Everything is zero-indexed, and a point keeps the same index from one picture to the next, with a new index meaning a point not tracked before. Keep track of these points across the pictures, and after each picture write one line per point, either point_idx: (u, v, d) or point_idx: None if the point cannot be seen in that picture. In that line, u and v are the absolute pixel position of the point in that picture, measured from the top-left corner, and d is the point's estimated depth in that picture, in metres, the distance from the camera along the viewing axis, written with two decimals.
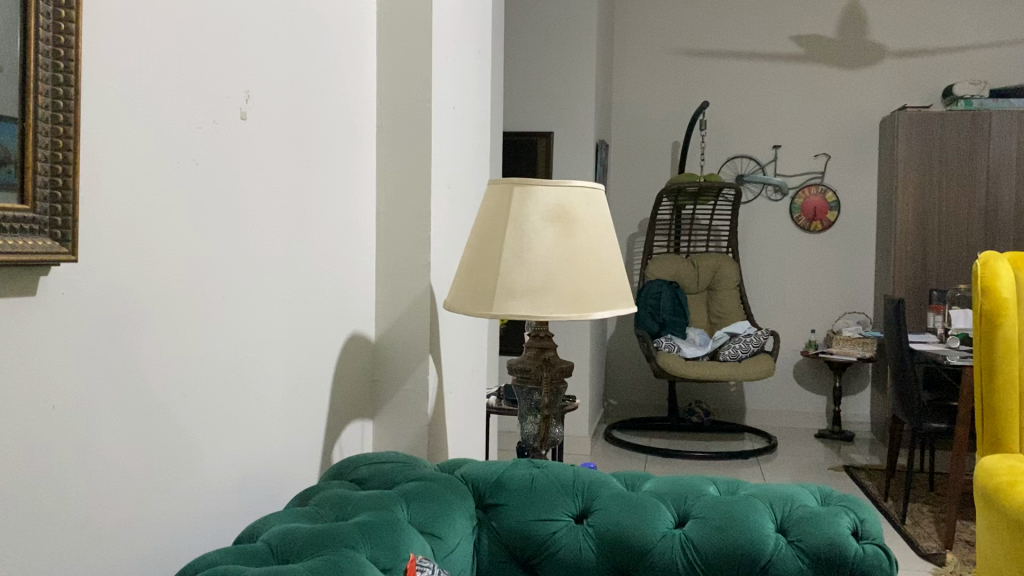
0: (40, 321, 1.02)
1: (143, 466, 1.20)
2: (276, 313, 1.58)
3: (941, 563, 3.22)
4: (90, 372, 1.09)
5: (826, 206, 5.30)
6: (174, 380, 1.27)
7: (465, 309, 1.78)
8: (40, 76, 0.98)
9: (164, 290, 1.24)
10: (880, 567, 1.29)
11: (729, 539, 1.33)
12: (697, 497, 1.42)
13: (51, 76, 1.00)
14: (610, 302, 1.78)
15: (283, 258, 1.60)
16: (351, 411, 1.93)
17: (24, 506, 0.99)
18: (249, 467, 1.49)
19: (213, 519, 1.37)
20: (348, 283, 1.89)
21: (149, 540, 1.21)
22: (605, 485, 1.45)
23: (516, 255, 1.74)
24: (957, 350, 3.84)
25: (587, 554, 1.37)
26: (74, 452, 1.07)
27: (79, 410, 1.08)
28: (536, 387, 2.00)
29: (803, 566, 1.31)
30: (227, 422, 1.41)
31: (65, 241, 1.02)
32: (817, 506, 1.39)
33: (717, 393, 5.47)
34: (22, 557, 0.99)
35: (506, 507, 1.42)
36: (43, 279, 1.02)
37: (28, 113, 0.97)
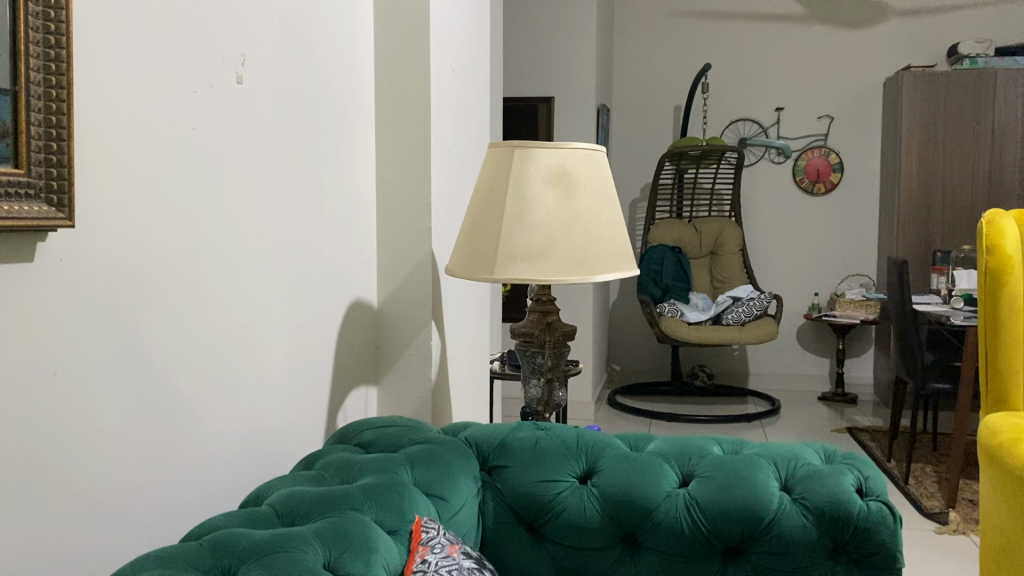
0: (39, 289, 1.02)
1: (144, 433, 1.20)
2: (277, 281, 1.57)
3: (943, 522, 3.24)
4: (90, 339, 1.09)
5: (829, 168, 5.26)
6: (175, 348, 1.26)
7: (467, 274, 1.77)
8: (30, 38, 0.96)
9: (164, 257, 1.24)
10: (885, 523, 1.29)
11: (733, 497, 1.33)
12: (702, 457, 1.42)
13: (42, 38, 0.98)
14: (613, 265, 1.77)
15: (283, 226, 1.59)
16: (354, 377, 1.93)
17: (29, 474, 1.00)
18: (253, 433, 1.49)
19: (218, 484, 1.38)
20: (349, 249, 1.88)
21: (155, 506, 1.21)
22: (609, 446, 1.45)
23: (518, 218, 1.73)
24: (961, 310, 3.83)
25: (591, 514, 1.37)
26: (76, 419, 1.07)
27: (80, 379, 1.07)
28: (539, 351, 1.99)
29: (806, 523, 1.31)
30: (229, 389, 1.41)
31: (61, 206, 1.01)
32: (821, 464, 1.39)
33: (720, 357, 5.48)
34: (28, 524, 0.99)
35: (511, 469, 1.43)
36: (41, 245, 1.01)
37: (19, 76, 0.96)
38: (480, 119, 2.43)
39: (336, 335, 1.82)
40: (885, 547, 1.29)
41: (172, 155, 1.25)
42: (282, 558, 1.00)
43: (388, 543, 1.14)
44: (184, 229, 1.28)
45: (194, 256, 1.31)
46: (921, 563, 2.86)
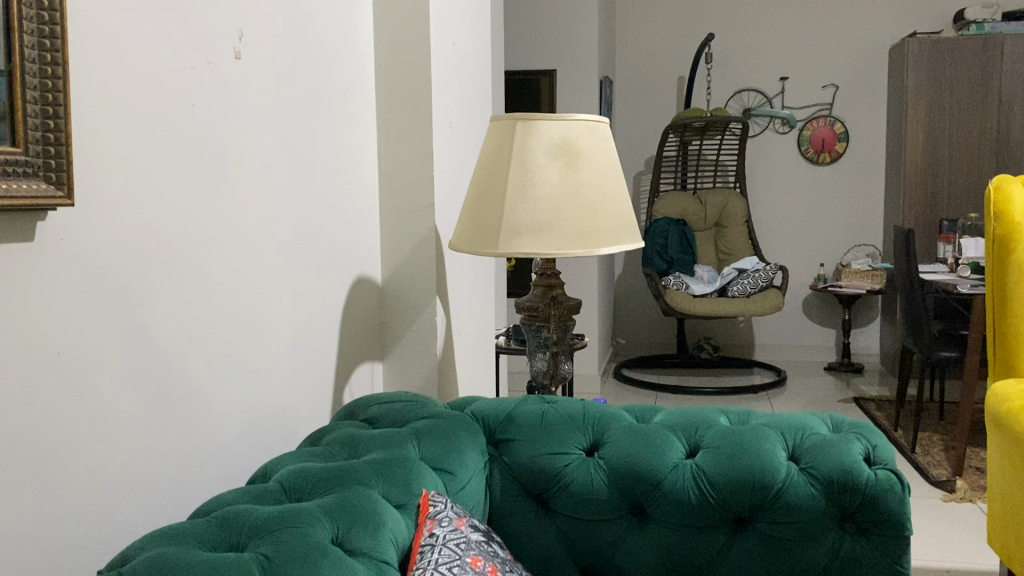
0: (41, 268, 1.01)
1: (150, 411, 1.19)
2: (280, 258, 1.56)
3: (950, 490, 3.24)
4: (93, 318, 1.09)
5: (834, 138, 5.21)
6: (179, 326, 1.26)
7: (470, 249, 1.76)
8: (24, 14, 0.95)
9: (165, 235, 1.23)
10: (893, 491, 1.29)
11: (741, 467, 1.33)
12: (709, 428, 1.42)
13: (36, 14, 0.96)
14: (617, 238, 1.76)
15: (286, 203, 1.58)
16: (360, 353, 1.93)
17: (35, 453, 1.00)
18: (259, 411, 1.49)
19: (225, 461, 1.38)
20: (352, 225, 1.87)
21: (162, 483, 1.22)
22: (615, 418, 1.45)
23: (521, 192, 1.72)
24: (968, 279, 3.81)
25: (598, 485, 1.37)
26: (82, 398, 1.07)
27: (84, 358, 1.07)
28: (544, 324, 1.99)
29: (814, 492, 1.31)
30: (234, 367, 1.41)
31: (60, 184, 1.00)
32: (829, 433, 1.39)
33: (726, 329, 5.48)
34: (36, 502, 0.99)
35: (517, 443, 1.43)
36: (41, 223, 1.01)
37: (13, 53, 0.94)
38: (482, 92, 2.41)
39: (341, 312, 1.81)
40: (893, 515, 1.29)
41: (171, 132, 1.24)
42: (290, 532, 1.00)
43: (396, 517, 1.14)
44: (185, 207, 1.27)
45: (197, 235, 1.30)
46: (928, 532, 2.87)
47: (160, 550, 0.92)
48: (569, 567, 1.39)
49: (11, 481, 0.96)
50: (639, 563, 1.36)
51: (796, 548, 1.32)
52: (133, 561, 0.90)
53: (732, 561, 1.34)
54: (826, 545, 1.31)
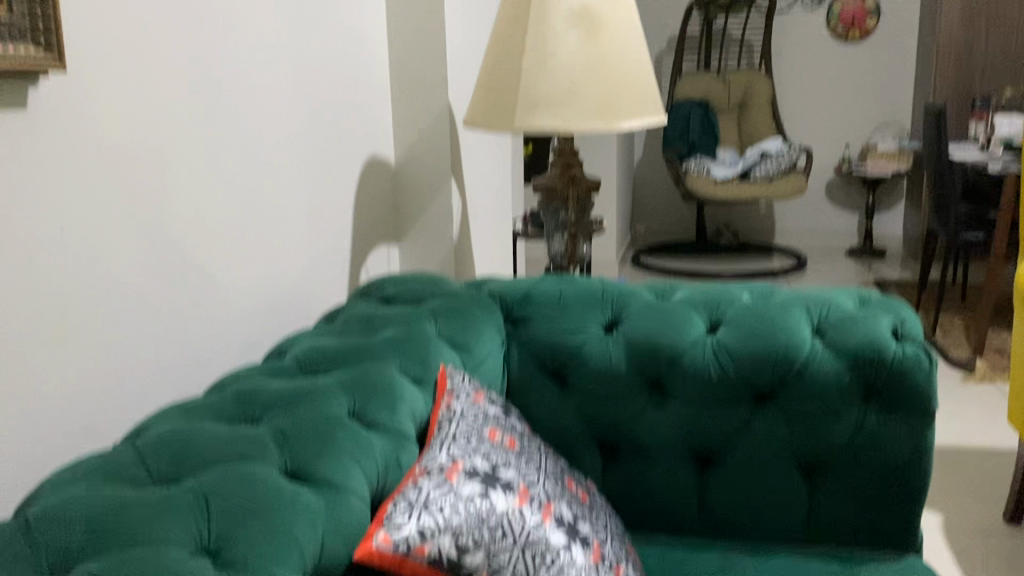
0: (35, 138, 0.96)
1: (160, 289, 1.17)
2: (289, 135, 1.50)
3: (971, 371, 3.23)
4: (95, 191, 1.05)
5: (865, 12, 4.97)
6: (186, 203, 1.22)
7: (486, 125, 1.69)
8: None
9: (166, 106, 1.17)
10: (920, 366, 1.26)
11: (763, 343, 1.30)
12: (731, 304, 1.38)
13: None
14: (639, 111, 1.68)
15: (293, 78, 1.51)
16: (375, 235, 1.89)
17: (44, 329, 0.98)
18: (273, 291, 1.47)
19: (239, 341, 1.37)
20: (363, 102, 1.80)
21: (176, 361, 1.20)
22: (635, 295, 1.42)
23: (537, 62, 1.63)
24: (1000, 158, 3.69)
25: (617, 362, 1.35)
26: (88, 274, 1.04)
27: (88, 233, 1.04)
28: (562, 205, 1.94)
29: (838, 367, 1.28)
30: (246, 247, 1.38)
31: (49, 48, 0.94)
32: (856, 308, 1.35)
33: (747, 214, 5.39)
34: (47, 378, 0.98)
35: (535, 320, 1.40)
36: (32, 90, 0.96)
37: None
38: None
39: (354, 192, 1.76)
40: (920, 389, 1.26)
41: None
42: (306, 405, 0.99)
43: (412, 393, 1.12)
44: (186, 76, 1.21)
45: (200, 108, 1.25)
46: (946, 413, 2.87)
47: (174, 423, 0.91)
48: (588, 444, 1.38)
49: (19, 357, 0.95)
50: (659, 439, 1.35)
51: (819, 423, 1.30)
52: (146, 433, 0.89)
53: (754, 436, 1.32)
54: (851, 419, 1.29)
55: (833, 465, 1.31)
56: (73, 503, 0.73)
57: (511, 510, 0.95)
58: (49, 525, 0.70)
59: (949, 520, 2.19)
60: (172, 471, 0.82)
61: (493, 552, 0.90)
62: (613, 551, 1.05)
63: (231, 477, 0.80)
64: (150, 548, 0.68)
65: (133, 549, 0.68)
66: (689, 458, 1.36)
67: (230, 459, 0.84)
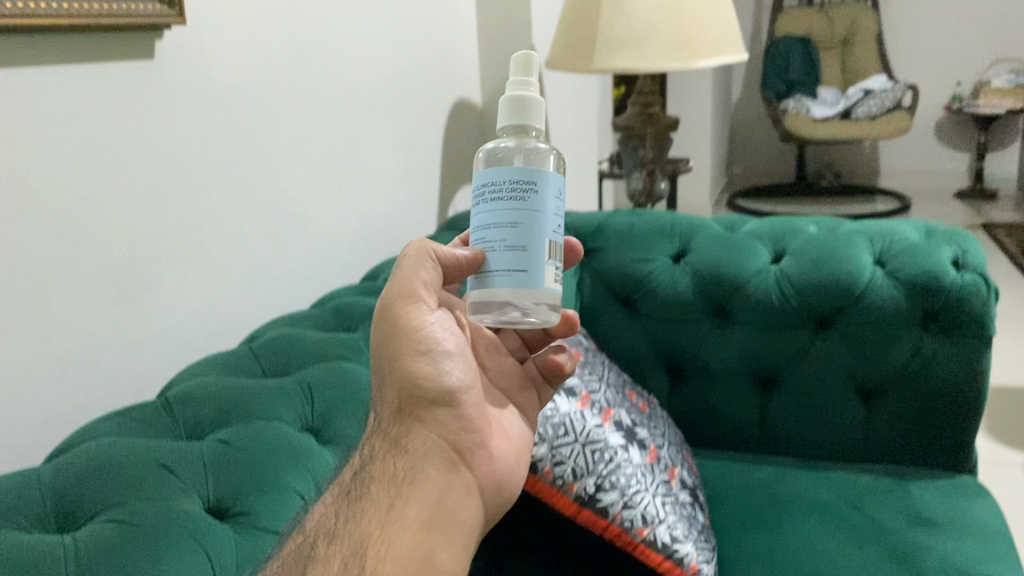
0: (176, 95, 1.07)
1: (273, 227, 1.27)
2: (388, 70, 1.58)
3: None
4: (219, 141, 1.15)
5: None
6: (307, 127, 1.34)
7: (568, 66, 1.85)
8: None
9: (275, 61, 1.26)
10: (977, 293, 1.29)
11: (824, 269, 1.36)
12: (796, 234, 1.44)
13: None
14: (718, 51, 1.81)
15: (396, 17, 1.60)
16: (466, 173, 1.98)
17: (182, 259, 1.09)
18: (373, 219, 1.57)
19: (341, 261, 1.47)
20: (455, 41, 1.88)
21: (290, 280, 1.33)
22: (704, 228, 1.50)
23: (617, 5, 1.77)
24: None
25: (683, 290, 1.43)
26: (215, 210, 1.15)
27: (213, 174, 1.14)
28: (640, 142, 2.22)
29: (898, 295, 1.33)
30: (350, 179, 1.48)
31: (172, 4, 1.02)
32: (919, 239, 1.39)
33: (853, 156, 5.40)
34: (188, 297, 1.10)
35: (607, 251, 1.50)
36: (159, 42, 1.04)
37: None
38: None
39: (448, 117, 1.84)
40: (974, 315, 1.29)
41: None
42: None
43: None
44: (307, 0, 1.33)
45: (318, 45, 1.36)
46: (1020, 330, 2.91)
47: (281, 331, 1.05)
48: (654, 363, 1.48)
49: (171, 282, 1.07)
50: (722, 359, 1.43)
51: (873, 348, 1.35)
52: (259, 339, 1.03)
53: (814, 359, 1.39)
54: (907, 345, 1.33)
55: (889, 387, 1.36)
56: (203, 387, 0.87)
57: (573, 412, 1.07)
58: (187, 405, 0.84)
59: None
60: (278, 372, 0.96)
61: (556, 444, 1.02)
62: (669, 454, 1.19)
63: (329, 373, 0.94)
64: (263, 426, 0.82)
65: (248, 423, 0.83)
66: (751, 381, 1.44)
67: (329, 358, 0.99)
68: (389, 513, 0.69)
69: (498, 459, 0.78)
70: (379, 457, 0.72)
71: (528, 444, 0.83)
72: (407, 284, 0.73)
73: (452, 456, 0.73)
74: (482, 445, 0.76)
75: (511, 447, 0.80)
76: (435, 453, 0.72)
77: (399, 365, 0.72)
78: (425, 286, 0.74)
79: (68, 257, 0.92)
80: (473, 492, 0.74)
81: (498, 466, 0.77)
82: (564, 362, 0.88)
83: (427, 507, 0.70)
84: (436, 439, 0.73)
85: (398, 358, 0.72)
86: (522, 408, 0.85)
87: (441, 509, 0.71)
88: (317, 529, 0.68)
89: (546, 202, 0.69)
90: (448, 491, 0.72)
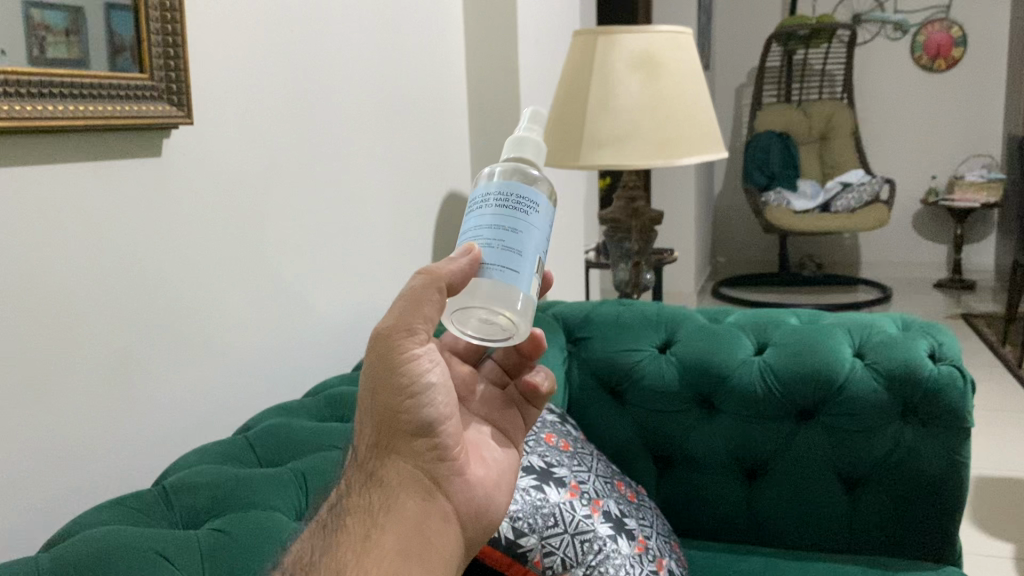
0: (179, 188, 1.11)
1: (268, 315, 1.30)
2: (383, 164, 1.64)
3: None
4: (219, 234, 1.19)
5: (951, 42, 5.11)
6: (304, 220, 1.39)
7: (556, 162, 1.92)
8: None
9: (276, 158, 1.31)
10: (954, 385, 1.33)
11: (806, 360, 1.40)
12: (778, 326, 1.49)
13: None
14: (699, 148, 1.89)
15: (392, 116, 1.67)
16: None
17: (178, 347, 1.11)
18: (366, 307, 1.60)
19: (332, 349, 1.50)
20: (447, 137, 1.96)
21: (283, 367, 1.35)
22: (688, 318, 1.54)
23: (602, 105, 1.86)
24: None
25: (670, 380, 1.46)
26: (213, 300, 1.18)
27: (212, 266, 1.17)
28: (626, 235, 2.28)
29: (877, 386, 1.36)
30: (344, 269, 1.52)
31: (180, 105, 1.07)
32: (896, 332, 1.44)
33: (833, 247, 5.52)
34: (183, 386, 1.12)
35: (595, 341, 1.53)
36: (165, 140, 1.09)
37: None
38: (561, 18, 2.51)
39: (440, 209, 1.90)
40: (951, 407, 1.32)
41: (290, 32, 1.34)
42: None
43: None
44: (307, 101, 1.39)
45: (317, 143, 1.42)
46: (1001, 418, 2.95)
47: (276, 420, 1.07)
48: (642, 453, 1.50)
49: (166, 372, 1.08)
50: (708, 450, 1.45)
51: (856, 439, 1.38)
52: (255, 428, 1.05)
53: (798, 449, 1.41)
54: (887, 435, 1.36)
55: (872, 478, 1.39)
56: (199, 474, 0.89)
57: (563, 502, 1.09)
58: (183, 493, 0.85)
59: (1011, 522, 2.25)
60: (275, 461, 0.98)
61: (546, 535, 1.04)
62: (657, 544, 1.20)
63: (323, 462, 0.96)
64: (259, 516, 0.84)
65: (244, 513, 0.84)
66: (737, 471, 1.46)
67: (323, 447, 1.01)
68: (364, 542, 0.69)
69: (477, 485, 0.78)
70: (356, 490, 0.73)
71: (513, 466, 0.84)
72: (403, 319, 0.69)
73: (429, 484, 0.74)
74: (459, 473, 0.76)
75: (491, 473, 0.80)
76: (410, 482, 0.73)
77: (381, 397, 0.72)
78: (424, 321, 0.69)
79: (66, 349, 0.94)
80: (449, 520, 0.74)
81: (476, 493, 0.77)
82: (539, 383, 0.86)
83: (402, 536, 0.70)
84: (411, 469, 0.73)
85: (380, 391, 0.71)
86: (504, 432, 0.86)
87: (417, 538, 0.71)
88: (294, 558, 0.68)
89: (541, 219, 0.72)
90: (424, 519, 0.72)
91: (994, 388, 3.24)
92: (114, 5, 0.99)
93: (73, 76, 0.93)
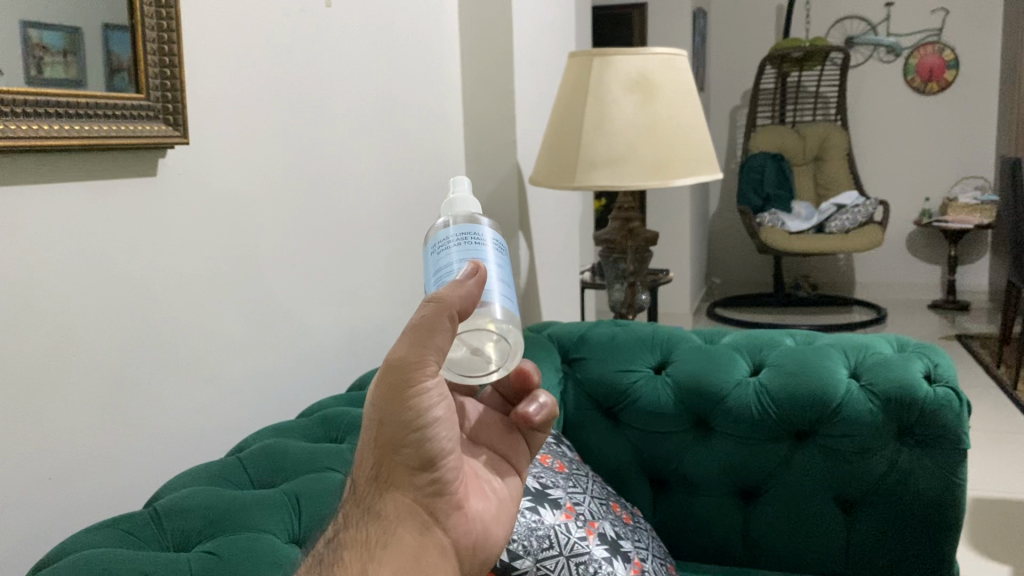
0: (173, 208, 1.11)
1: (262, 336, 1.30)
2: (379, 184, 1.65)
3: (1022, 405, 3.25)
4: (214, 253, 1.19)
5: (943, 65, 5.16)
6: (299, 239, 1.39)
7: (550, 182, 1.92)
8: (146, 6, 1.02)
9: (271, 178, 1.31)
10: (950, 406, 1.33)
11: (802, 382, 1.39)
12: (773, 347, 1.49)
13: (156, 11, 1.04)
14: (694, 170, 1.89)
15: (388, 136, 1.68)
16: None
17: (171, 368, 1.10)
18: (360, 328, 1.60)
19: (326, 369, 1.49)
20: (443, 158, 1.96)
21: (276, 388, 1.34)
22: (684, 339, 1.54)
23: (597, 126, 1.87)
24: None
25: (665, 400, 1.45)
26: (207, 321, 1.17)
27: (206, 285, 1.17)
28: (621, 256, 2.29)
29: (873, 407, 1.36)
30: (339, 290, 1.51)
31: (177, 125, 1.07)
32: (892, 353, 1.44)
33: (827, 268, 5.54)
34: (175, 407, 1.11)
35: (590, 361, 1.53)
36: (161, 160, 1.09)
37: (136, 21, 1.02)
38: (557, 40, 2.53)
39: None
40: (948, 429, 1.32)
41: (287, 52, 1.35)
42: None
43: None
44: (303, 122, 1.39)
45: (313, 162, 1.42)
46: (998, 440, 2.94)
47: (270, 441, 1.06)
48: (638, 475, 1.49)
49: (159, 393, 1.08)
50: (704, 472, 1.44)
51: (853, 461, 1.37)
52: (248, 448, 1.05)
53: (794, 470, 1.41)
54: (884, 457, 1.36)
55: (868, 500, 1.38)
56: (192, 495, 0.88)
57: (558, 524, 1.09)
58: (176, 514, 0.85)
59: (1008, 544, 2.24)
60: (269, 482, 0.97)
61: (540, 557, 1.04)
62: (653, 567, 1.19)
63: (318, 484, 0.96)
64: (253, 538, 0.83)
65: (237, 535, 0.83)
66: (733, 493, 1.45)
67: (317, 468, 1.00)
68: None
69: (475, 518, 0.77)
70: (354, 523, 0.73)
71: (516, 495, 0.84)
72: (415, 349, 0.67)
73: (427, 518, 0.73)
74: (458, 507, 0.75)
75: (490, 506, 0.80)
76: (408, 516, 0.72)
77: (385, 430, 0.70)
78: (436, 351, 0.67)
79: (57, 369, 0.94)
80: (445, 555, 0.74)
81: (474, 527, 0.77)
82: (531, 413, 0.83)
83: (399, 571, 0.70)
84: (409, 502, 0.72)
85: (384, 424, 0.70)
86: (508, 460, 0.86)
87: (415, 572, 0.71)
88: None
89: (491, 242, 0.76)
90: (421, 553, 0.72)
91: (989, 410, 3.23)
92: (111, 26, 0.99)
93: (70, 96, 0.93)
